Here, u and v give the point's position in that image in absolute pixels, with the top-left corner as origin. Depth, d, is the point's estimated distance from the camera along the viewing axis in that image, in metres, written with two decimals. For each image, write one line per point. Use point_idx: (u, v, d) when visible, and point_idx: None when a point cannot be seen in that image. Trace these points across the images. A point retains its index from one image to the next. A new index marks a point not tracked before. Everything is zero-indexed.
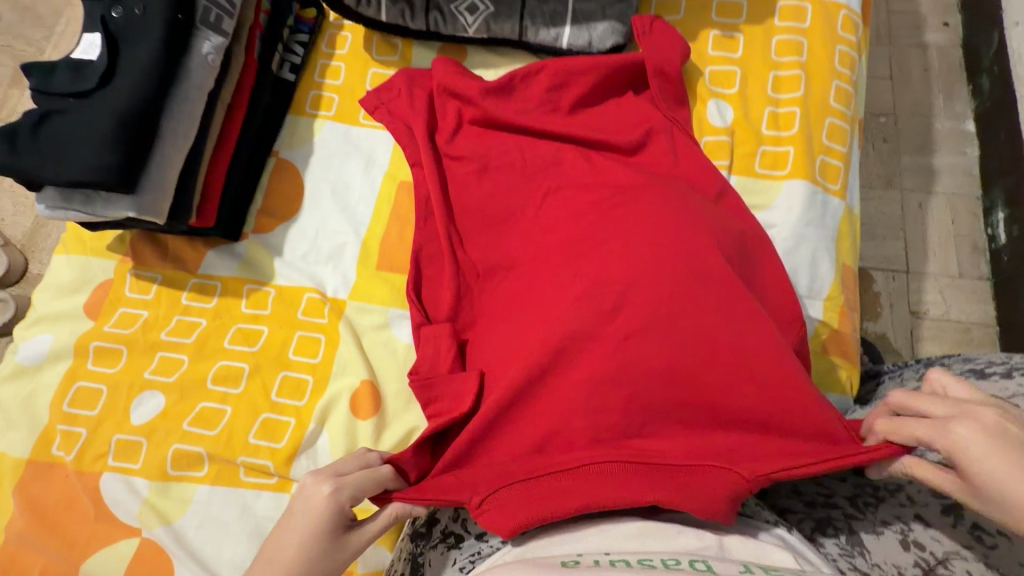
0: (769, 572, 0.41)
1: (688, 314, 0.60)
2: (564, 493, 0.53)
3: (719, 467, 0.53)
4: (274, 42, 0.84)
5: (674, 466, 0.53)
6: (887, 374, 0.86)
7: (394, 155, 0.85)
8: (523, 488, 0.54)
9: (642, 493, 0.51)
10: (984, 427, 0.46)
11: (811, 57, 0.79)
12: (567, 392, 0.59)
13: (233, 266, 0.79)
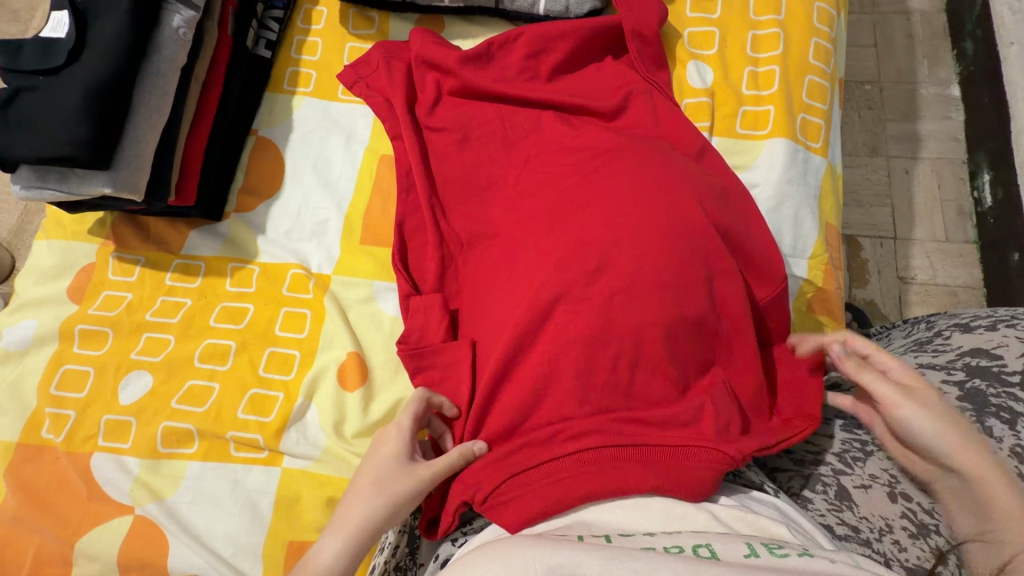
0: (773, 553, 0.41)
1: (671, 270, 0.60)
2: (564, 484, 0.53)
3: (707, 448, 0.53)
4: (248, 18, 0.83)
5: (664, 445, 0.54)
6: (876, 336, 0.86)
7: (374, 130, 0.84)
8: (524, 478, 0.54)
9: (638, 480, 0.52)
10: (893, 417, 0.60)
11: (790, 16, 0.78)
12: (553, 353, 0.59)
13: (216, 245, 0.79)
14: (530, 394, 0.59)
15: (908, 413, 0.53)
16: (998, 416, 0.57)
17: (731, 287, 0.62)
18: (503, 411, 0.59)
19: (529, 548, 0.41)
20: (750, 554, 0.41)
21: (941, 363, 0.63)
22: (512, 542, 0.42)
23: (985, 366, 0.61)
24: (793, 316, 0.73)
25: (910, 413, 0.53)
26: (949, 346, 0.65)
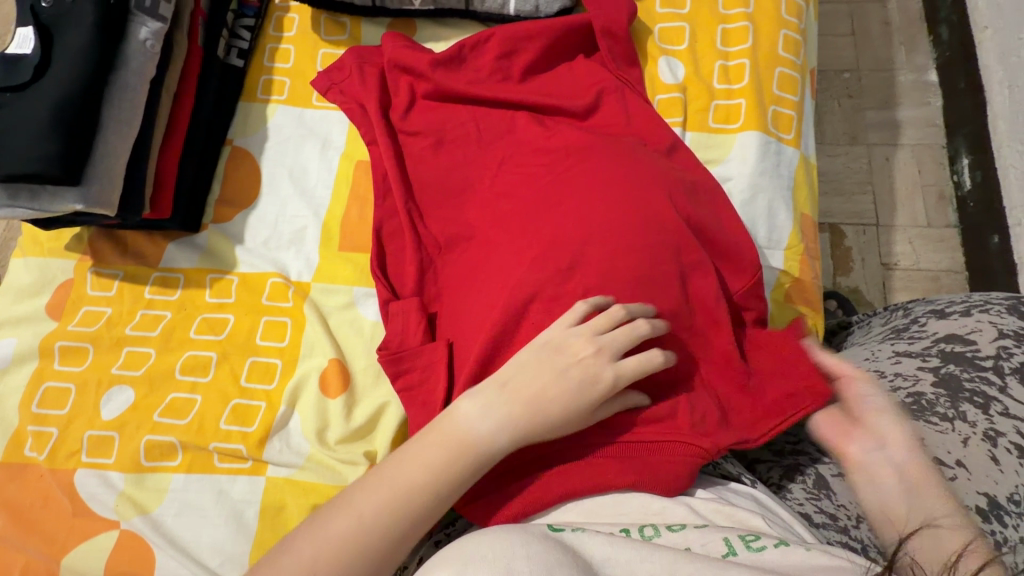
0: (749, 547, 0.43)
1: (644, 267, 0.60)
2: (545, 482, 0.54)
3: (683, 441, 0.54)
4: (218, 28, 0.83)
5: (642, 441, 0.54)
6: (857, 323, 0.86)
7: (349, 136, 0.84)
8: (508, 479, 0.56)
9: (615, 477, 0.52)
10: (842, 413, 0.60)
11: (758, 9, 0.79)
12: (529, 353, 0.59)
13: (194, 257, 0.78)
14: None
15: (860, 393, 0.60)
16: (972, 400, 0.58)
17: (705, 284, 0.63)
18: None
19: (518, 560, 0.38)
20: (727, 552, 0.43)
21: (916, 350, 0.64)
22: (496, 535, 0.40)
23: (959, 351, 0.62)
24: (770, 307, 0.74)
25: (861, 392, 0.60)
26: (925, 333, 0.66)
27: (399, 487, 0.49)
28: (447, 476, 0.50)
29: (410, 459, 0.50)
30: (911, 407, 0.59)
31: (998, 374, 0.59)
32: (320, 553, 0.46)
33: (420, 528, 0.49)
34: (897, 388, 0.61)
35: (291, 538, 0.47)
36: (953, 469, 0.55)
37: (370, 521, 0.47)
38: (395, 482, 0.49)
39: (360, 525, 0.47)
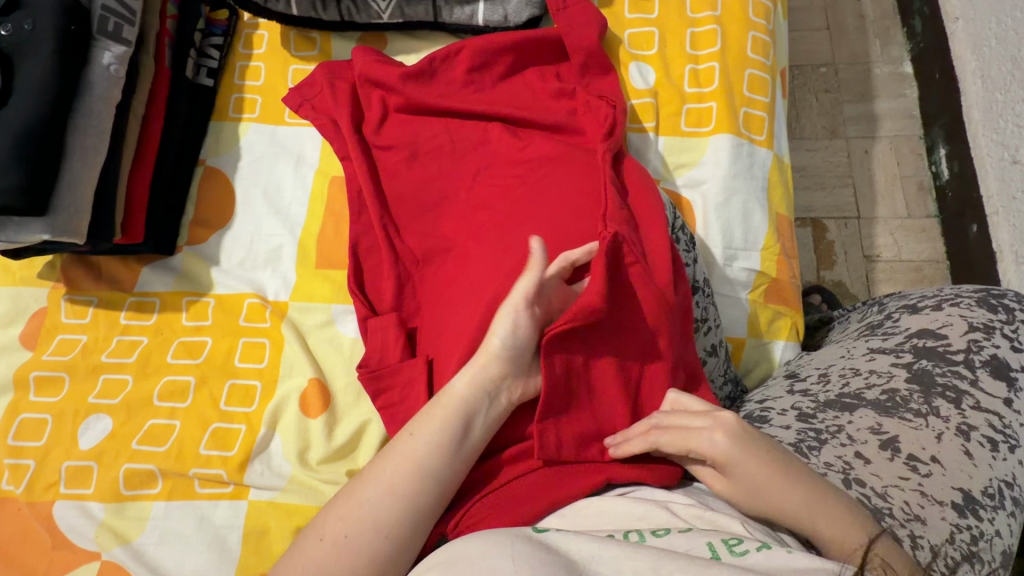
0: (732, 551, 0.41)
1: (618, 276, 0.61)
2: (531, 497, 0.53)
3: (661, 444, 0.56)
4: (186, 48, 0.82)
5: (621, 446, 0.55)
6: (838, 319, 0.87)
7: (323, 152, 0.84)
8: (493, 497, 0.54)
9: (597, 480, 0.53)
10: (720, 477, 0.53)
11: (726, 12, 0.79)
12: None
13: (170, 280, 0.78)
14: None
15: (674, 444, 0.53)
16: (944, 395, 0.59)
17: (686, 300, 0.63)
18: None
19: (502, 562, 0.38)
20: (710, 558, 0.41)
21: (890, 346, 0.65)
22: (481, 540, 0.41)
23: (931, 346, 0.63)
24: (749, 308, 0.75)
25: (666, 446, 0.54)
26: (898, 328, 0.67)
27: (405, 458, 0.51)
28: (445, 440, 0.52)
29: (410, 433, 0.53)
30: (885, 404, 0.60)
31: (970, 367, 0.61)
32: (337, 527, 0.47)
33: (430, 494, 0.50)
34: (872, 385, 0.62)
35: (317, 517, 0.49)
36: (929, 465, 0.56)
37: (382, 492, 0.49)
38: (397, 455, 0.51)
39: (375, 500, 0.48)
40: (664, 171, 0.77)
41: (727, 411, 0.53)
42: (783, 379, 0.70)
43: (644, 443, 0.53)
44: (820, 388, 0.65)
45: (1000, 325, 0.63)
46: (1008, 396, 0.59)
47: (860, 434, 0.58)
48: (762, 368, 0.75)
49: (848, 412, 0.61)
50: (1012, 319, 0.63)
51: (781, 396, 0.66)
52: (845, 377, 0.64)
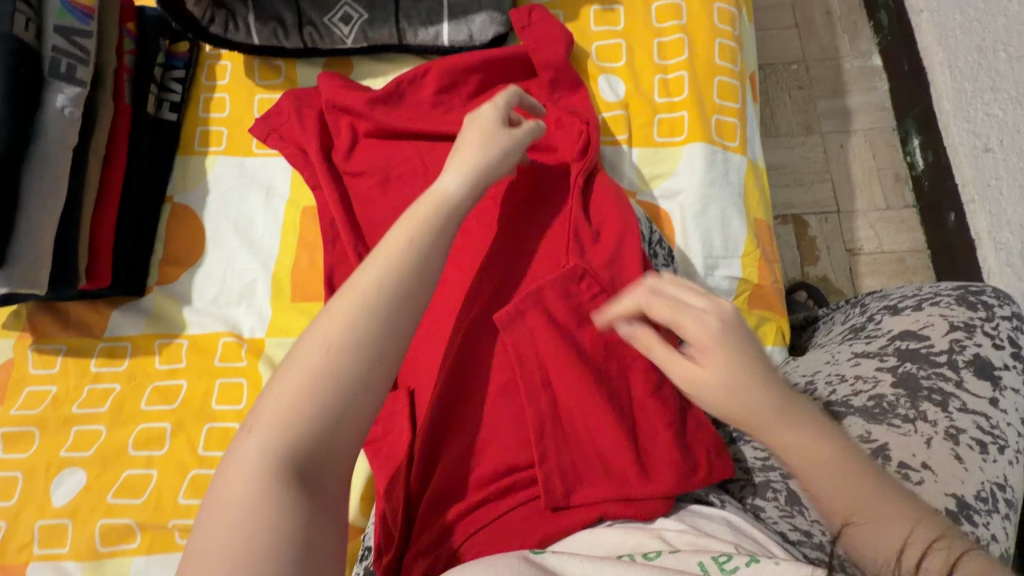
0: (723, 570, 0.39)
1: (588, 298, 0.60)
2: (522, 531, 0.51)
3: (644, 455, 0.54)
4: (146, 83, 0.80)
5: (605, 468, 0.53)
6: (823, 318, 0.87)
7: (294, 182, 0.82)
8: (488, 532, 0.52)
9: (589, 508, 0.51)
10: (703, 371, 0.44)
11: (692, 19, 0.78)
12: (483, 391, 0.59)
13: (141, 323, 0.75)
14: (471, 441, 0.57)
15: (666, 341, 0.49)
16: (931, 398, 0.60)
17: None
18: (452, 451, 0.57)
19: None
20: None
21: (874, 350, 0.66)
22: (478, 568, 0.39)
23: (915, 348, 0.64)
24: None
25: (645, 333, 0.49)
26: (881, 331, 0.68)
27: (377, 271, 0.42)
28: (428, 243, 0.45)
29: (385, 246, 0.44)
30: (872, 411, 0.61)
31: (954, 368, 0.61)
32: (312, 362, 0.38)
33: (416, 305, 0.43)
34: (858, 392, 0.63)
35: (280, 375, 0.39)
36: (920, 471, 0.55)
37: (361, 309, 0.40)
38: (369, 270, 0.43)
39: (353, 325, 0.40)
40: (640, 183, 0.76)
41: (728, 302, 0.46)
42: None
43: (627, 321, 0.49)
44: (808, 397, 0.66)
45: (980, 322, 0.64)
46: (993, 395, 0.60)
47: None
48: None
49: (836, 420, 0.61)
50: (991, 316, 0.65)
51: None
52: (831, 384, 0.65)
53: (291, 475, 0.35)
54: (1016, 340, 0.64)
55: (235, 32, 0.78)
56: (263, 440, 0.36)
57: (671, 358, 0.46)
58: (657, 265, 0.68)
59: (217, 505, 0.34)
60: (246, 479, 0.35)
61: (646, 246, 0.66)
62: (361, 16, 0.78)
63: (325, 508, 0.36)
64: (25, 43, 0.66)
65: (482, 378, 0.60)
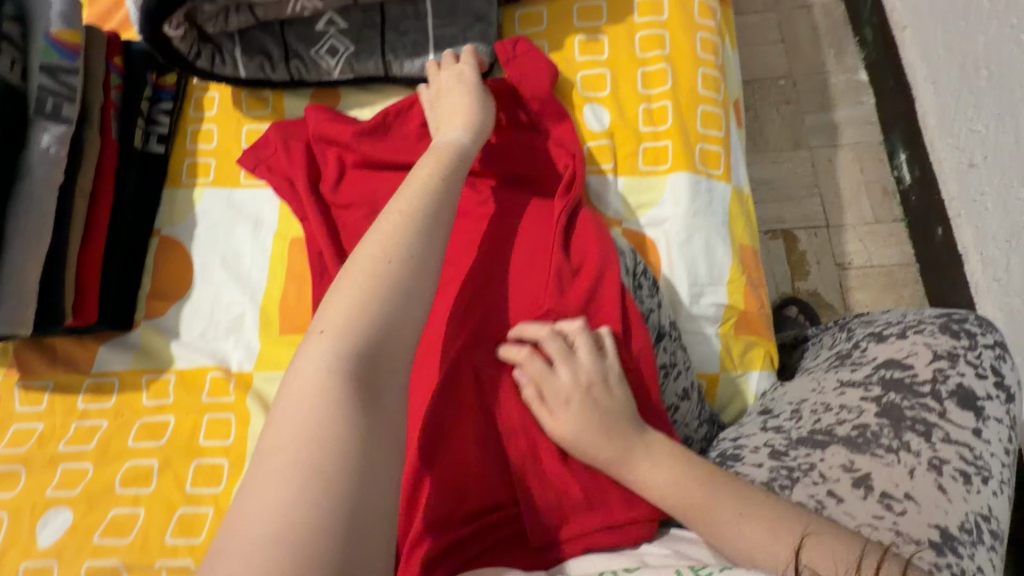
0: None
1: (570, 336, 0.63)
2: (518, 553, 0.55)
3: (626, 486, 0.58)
4: (133, 117, 0.80)
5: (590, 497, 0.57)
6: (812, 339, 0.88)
7: (282, 214, 0.82)
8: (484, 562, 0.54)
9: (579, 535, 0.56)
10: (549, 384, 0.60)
11: (675, 48, 0.79)
12: (467, 425, 0.58)
13: (128, 358, 0.75)
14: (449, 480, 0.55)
15: (584, 361, 0.61)
16: (914, 428, 0.60)
17: (641, 336, 0.65)
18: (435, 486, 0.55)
19: None
20: None
21: (859, 379, 0.67)
22: None
23: (899, 377, 0.64)
24: (719, 342, 0.76)
25: (556, 345, 0.62)
26: (866, 359, 0.69)
27: (400, 213, 0.56)
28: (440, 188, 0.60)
29: (407, 191, 0.59)
30: (856, 440, 0.61)
31: (937, 399, 0.62)
32: (369, 277, 0.51)
33: (436, 238, 0.56)
34: (842, 421, 0.63)
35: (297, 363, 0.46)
36: (903, 502, 0.56)
37: (401, 240, 0.54)
38: (397, 209, 0.57)
39: (396, 250, 0.53)
40: (626, 212, 0.77)
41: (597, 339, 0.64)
42: (757, 416, 0.71)
43: (541, 330, 0.62)
44: (793, 425, 0.66)
45: (963, 351, 0.65)
46: (976, 426, 0.61)
47: (833, 472, 0.59)
48: (738, 401, 0.76)
49: (820, 449, 0.62)
50: (974, 344, 0.66)
51: (754, 434, 0.68)
52: (817, 413, 0.66)
53: (355, 367, 0.46)
54: (998, 370, 0.65)
55: (222, 66, 0.78)
56: (332, 337, 0.47)
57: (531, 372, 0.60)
58: (641, 297, 0.69)
59: (299, 383, 0.45)
60: (320, 365, 0.45)
61: (626, 277, 0.68)
62: (347, 48, 0.79)
63: (381, 403, 0.46)
64: (14, 86, 0.67)
65: (467, 412, 0.59)
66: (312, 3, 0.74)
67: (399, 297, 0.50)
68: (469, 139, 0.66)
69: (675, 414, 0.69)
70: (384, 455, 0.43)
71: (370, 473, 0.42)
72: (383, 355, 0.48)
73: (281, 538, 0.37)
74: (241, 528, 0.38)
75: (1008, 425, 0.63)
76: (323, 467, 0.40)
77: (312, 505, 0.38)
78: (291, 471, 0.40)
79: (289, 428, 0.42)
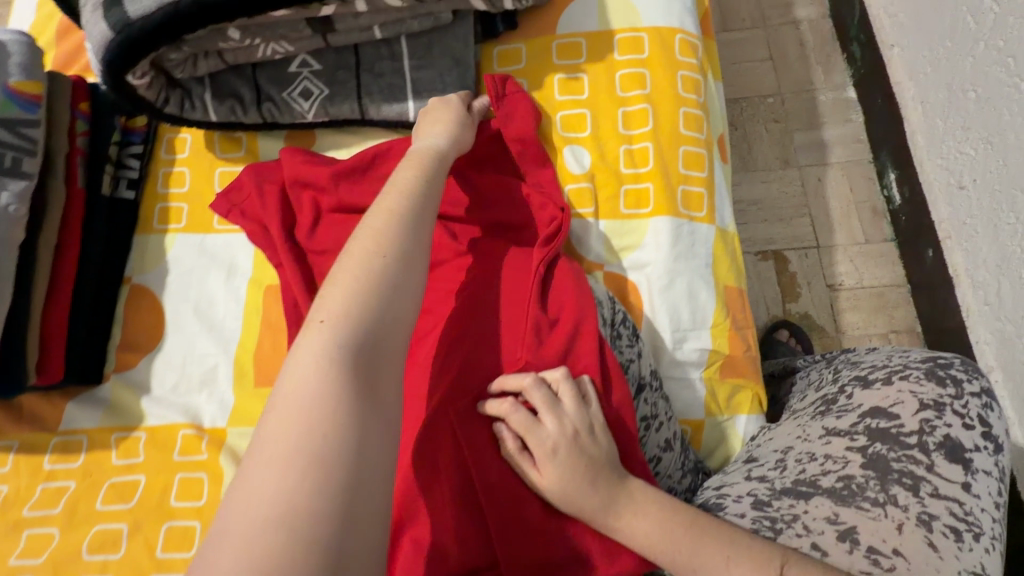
0: None
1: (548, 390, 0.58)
2: None
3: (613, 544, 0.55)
4: (101, 163, 0.77)
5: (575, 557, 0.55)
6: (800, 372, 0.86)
7: (256, 260, 0.80)
8: None
9: None
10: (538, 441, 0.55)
11: (656, 89, 0.78)
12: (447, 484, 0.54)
13: (97, 414, 0.73)
14: (429, 538, 0.51)
15: (569, 410, 0.57)
16: (901, 482, 0.58)
17: (622, 389, 0.61)
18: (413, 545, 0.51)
19: None
20: None
21: (845, 428, 0.65)
22: None
23: (885, 427, 0.62)
24: (704, 388, 0.74)
25: (542, 395, 0.57)
26: (852, 406, 0.67)
27: (391, 210, 0.54)
28: (428, 188, 0.59)
29: (395, 188, 0.58)
30: (842, 492, 0.59)
31: (924, 451, 0.60)
32: (369, 265, 0.48)
33: (428, 230, 0.54)
34: (828, 472, 0.61)
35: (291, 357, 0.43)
36: (891, 558, 0.53)
37: (397, 230, 0.52)
38: (390, 203, 0.55)
39: (391, 244, 0.50)
40: (608, 255, 0.75)
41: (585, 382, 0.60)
42: (743, 464, 0.69)
43: (524, 380, 0.57)
44: (777, 474, 0.64)
45: (950, 400, 0.63)
46: (964, 480, 0.59)
47: (817, 524, 0.57)
48: (725, 447, 0.74)
49: (804, 500, 0.60)
50: (960, 393, 0.64)
51: (738, 482, 0.65)
52: (801, 463, 0.64)
53: (356, 355, 0.43)
54: (985, 420, 0.63)
55: (191, 111, 0.75)
56: (333, 325, 0.44)
57: (518, 427, 0.55)
58: (620, 347, 0.66)
59: (294, 374, 0.41)
60: (317, 355, 0.42)
61: (603, 327, 0.65)
62: (321, 92, 0.77)
63: (383, 390, 0.43)
64: None
65: (445, 467, 0.54)
66: (285, 48, 0.72)
67: (397, 287, 0.48)
68: (448, 144, 0.66)
69: (657, 465, 0.67)
70: (387, 444, 0.41)
71: (373, 461, 0.39)
72: (384, 342, 0.45)
73: (284, 524, 0.34)
74: (237, 518, 0.35)
75: (997, 477, 0.61)
76: (324, 455, 0.37)
77: (312, 493, 0.36)
78: (290, 458, 0.37)
79: (288, 415, 0.39)
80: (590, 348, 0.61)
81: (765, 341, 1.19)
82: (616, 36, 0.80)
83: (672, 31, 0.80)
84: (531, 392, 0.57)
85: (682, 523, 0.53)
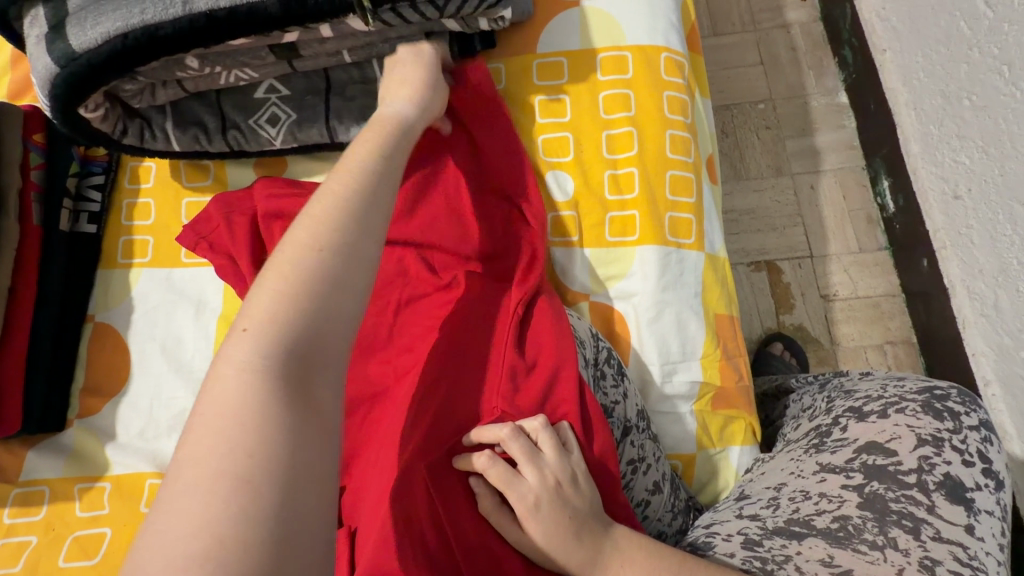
0: None
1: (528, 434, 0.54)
2: None
3: None
4: (59, 198, 0.74)
5: None
6: (794, 390, 0.82)
7: (227, 295, 0.76)
8: None
9: None
10: (518, 496, 0.50)
11: (642, 111, 0.74)
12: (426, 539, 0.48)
13: (59, 463, 0.69)
14: None
15: (550, 460, 0.52)
16: (901, 524, 0.53)
17: (604, 434, 0.58)
18: None
19: None
20: None
21: (840, 464, 0.59)
22: None
23: (882, 465, 0.57)
24: (695, 422, 0.71)
25: (521, 446, 0.52)
26: (846, 440, 0.61)
27: (334, 193, 0.47)
28: (381, 170, 0.51)
29: (340, 169, 0.50)
30: (836, 534, 0.53)
31: (924, 491, 0.55)
32: (299, 262, 0.41)
33: (372, 210, 0.47)
34: (822, 511, 0.55)
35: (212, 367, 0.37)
36: None
37: (333, 217, 0.45)
38: (335, 182, 0.48)
39: (326, 237, 0.43)
40: (593, 284, 0.72)
41: (564, 428, 0.56)
42: (734, 502, 0.63)
43: (501, 431, 0.52)
44: (770, 513, 0.58)
45: (948, 435, 0.58)
46: (967, 522, 0.54)
47: (810, 566, 0.51)
48: (717, 482, 0.71)
49: (797, 540, 0.53)
50: (958, 427, 0.59)
51: (728, 520, 0.59)
52: (795, 501, 0.58)
53: (280, 358, 0.37)
54: (985, 455, 0.58)
55: (153, 142, 0.72)
56: (259, 334, 0.38)
57: (498, 481, 0.51)
58: (605, 387, 0.64)
59: (215, 393, 0.35)
60: (240, 371, 0.36)
61: (583, 369, 0.62)
62: (289, 117, 0.74)
63: (317, 399, 0.37)
64: None
65: (423, 516, 0.48)
66: (248, 75, 0.69)
67: (335, 280, 0.41)
68: (414, 115, 0.60)
69: (646, 508, 0.63)
70: (321, 456, 0.35)
71: (306, 482, 0.33)
72: (316, 340, 0.39)
73: (202, 558, 0.28)
74: (150, 557, 0.29)
75: (1000, 516, 0.56)
76: (249, 475, 0.32)
77: (240, 517, 0.30)
78: (213, 482, 0.31)
79: (210, 435, 0.33)
80: (571, 388, 0.58)
81: (758, 354, 1.16)
82: (599, 55, 0.76)
83: (657, 48, 0.76)
84: (509, 444, 0.52)
85: (666, 570, 0.49)
